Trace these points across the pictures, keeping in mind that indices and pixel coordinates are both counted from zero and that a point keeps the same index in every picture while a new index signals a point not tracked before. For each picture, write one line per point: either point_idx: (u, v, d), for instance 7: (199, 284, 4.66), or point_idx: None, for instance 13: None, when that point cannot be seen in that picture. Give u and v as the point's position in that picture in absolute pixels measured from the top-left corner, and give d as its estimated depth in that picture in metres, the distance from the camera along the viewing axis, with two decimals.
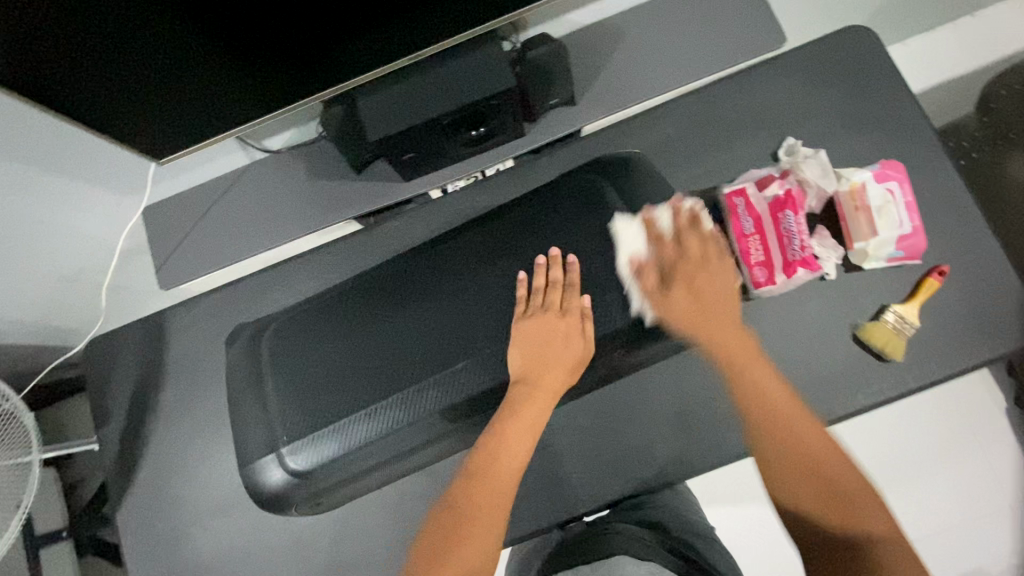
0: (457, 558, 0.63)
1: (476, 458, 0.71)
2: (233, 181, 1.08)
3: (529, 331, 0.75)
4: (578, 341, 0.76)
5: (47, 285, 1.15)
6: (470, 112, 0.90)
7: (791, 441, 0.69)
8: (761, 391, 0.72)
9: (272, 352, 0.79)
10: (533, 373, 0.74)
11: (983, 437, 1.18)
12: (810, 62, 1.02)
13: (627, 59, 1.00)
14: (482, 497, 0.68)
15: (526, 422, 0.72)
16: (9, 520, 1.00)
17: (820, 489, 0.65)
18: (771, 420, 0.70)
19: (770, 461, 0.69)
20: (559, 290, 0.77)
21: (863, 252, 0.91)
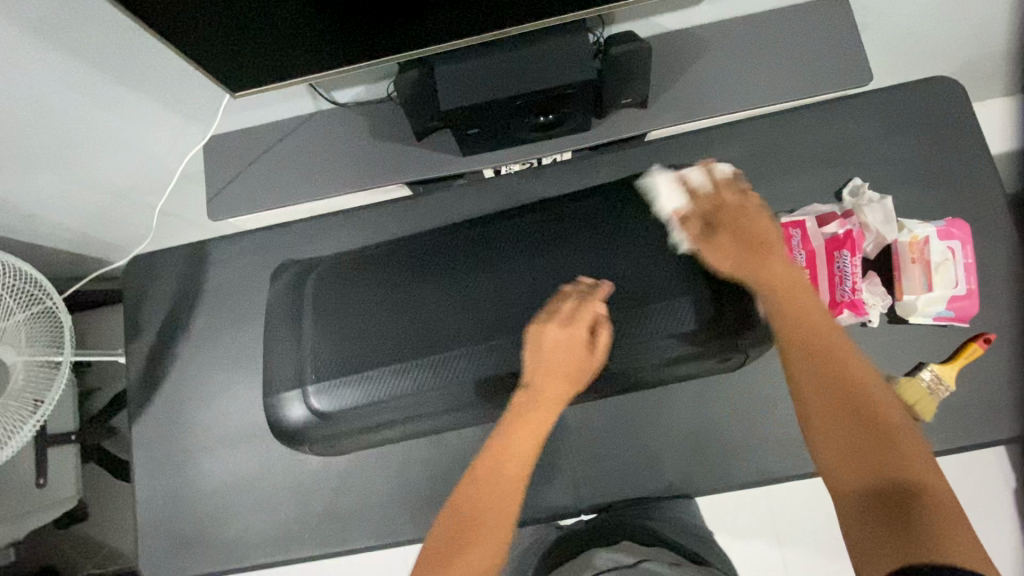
0: (464, 557, 0.58)
1: (481, 464, 0.66)
2: (296, 126, 1.09)
3: (545, 341, 0.72)
4: (585, 351, 0.73)
5: (100, 195, 1.18)
6: (543, 97, 0.89)
7: (845, 393, 0.57)
8: (817, 338, 0.61)
9: (316, 292, 0.78)
10: (539, 379, 0.71)
11: (985, 512, 1.17)
12: (892, 105, 1.00)
13: (706, 72, 1.00)
14: (488, 500, 0.63)
15: (528, 431, 0.69)
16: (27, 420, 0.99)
17: (875, 448, 0.53)
18: (816, 364, 0.60)
19: (819, 414, 0.57)
20: (580, 304, 0.73)
21: (911, 306, 0.89)
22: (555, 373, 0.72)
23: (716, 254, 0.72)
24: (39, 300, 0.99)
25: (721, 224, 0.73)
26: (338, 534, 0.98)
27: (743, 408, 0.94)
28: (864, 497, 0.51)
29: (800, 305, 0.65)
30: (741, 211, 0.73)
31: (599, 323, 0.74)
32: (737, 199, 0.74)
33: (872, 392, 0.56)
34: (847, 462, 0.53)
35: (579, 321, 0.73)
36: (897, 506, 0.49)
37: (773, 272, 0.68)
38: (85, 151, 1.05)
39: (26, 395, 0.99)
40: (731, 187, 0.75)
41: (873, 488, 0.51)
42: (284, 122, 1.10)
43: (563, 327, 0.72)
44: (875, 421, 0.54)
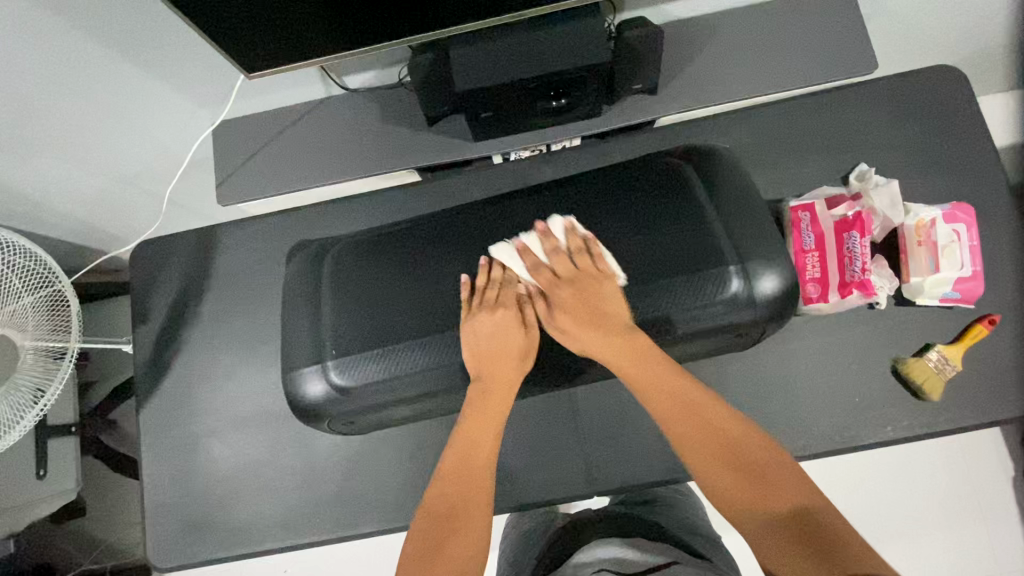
0: (451, 547, 0.64)
1: (446, 465, 0.72)
2: (307, 111, 1.09)
3: (474, 327, 0.73)
4: (519, 331, 0.76)
5: (105, 180, 1.17)
6: (556, 80, 0.90)
7: (723, 449, 0.66)
8: (691, 409, 0.69)
9: (334, 270, 0.77)
10: (481, 364, 0.73)
11: (981, 500, 1.15)
12: (897, 93, 1.02)
13: (715, 59, 1.01)
14: (460, 495, 0.68)
15: (486, 423, 0.73)
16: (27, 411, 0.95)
17: (761, 492, 0.63)
18: (689, 429, 0.68)
19: (704, 469, 0.66)
20: (499, 287, 0.76)
21: (918, 287, 0.91)
22: (497, 355, 0.73)
23: (568, 331, 0.75)
24: (49, 283, 0.98)
25: (564, 302, 0.75)
26: (348, 518, 0.98)
27: (753, 390, 0.95)
28: (769, 528, 0.60)
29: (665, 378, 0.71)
30: (586, 288, 0.74)
31: (524, 302, 0.78)
32: (582, 270, 0.75)
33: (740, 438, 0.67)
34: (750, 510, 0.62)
35: (506, 304, 0.76)
36: (800, 531, 0.59)
37: (617, 353, 0.72)
38: (93, 133, 1.04)
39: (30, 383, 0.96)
40: (566, 257, 0.76)
41: (777, 522, 0.60)
42: (294, 107, 1.10)
43: (489, 311, 0.74)
44: (748, 470, 0.64)
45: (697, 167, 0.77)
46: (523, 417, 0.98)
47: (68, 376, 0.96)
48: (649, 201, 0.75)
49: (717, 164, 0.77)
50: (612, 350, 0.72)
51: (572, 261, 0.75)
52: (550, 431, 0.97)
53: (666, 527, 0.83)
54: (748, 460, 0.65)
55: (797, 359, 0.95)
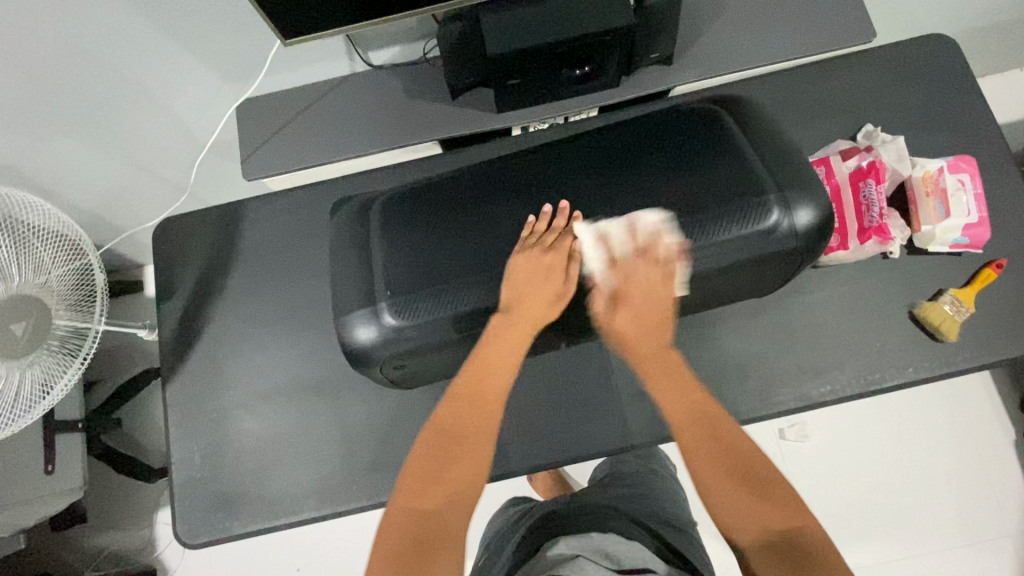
0: (452, 474, 0.62)
1: (461, 385, 0.70)
2: (331, 88, 1.11)
3: (522, 267, 0.73)
4: (560, 276, 0.76)
5: (124, 162, 1.17)
6: (582, 45, 0.94)
7: (728, 459, 0.63)
8: (702, 416, 0.67)
9: (382, 219, 0.79)
10: (519, 305, 0.73)
11: (985, 463, 1.18)
12: (897, 60, 1.09)
13: (727, 30, 1.06)
14: (471, 418, 0.67)
15: (508, 351, 0.71)
16: (38, 400, 0.86)
17: (762, 506, 0.59)
18: (701, 428, 0.66)
19: (702, 470, 0.63)
20: (556, 233, 0.75)
21: (929, 235, 0.95)
22: (533, 300, 0.73)
23: (619, 328, 0.75)
24: (79, 255, 0.92)
25: (632, 299, 0.75)
26: (382, 485, 0.97)
27: (777, 340, 0.98)
28: (759, 544, 0.57)
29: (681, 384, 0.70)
30: (653, 289, 0.75)
31: (572, 255, 0.76)
32: (656, 271, 0.75)
33: (738, 439, 0.65)
34: (740, 520, 0.59)
35: (556, 250, 0.75)
36: (782, 551, 0.56)
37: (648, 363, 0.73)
38: (117, 111, 1.04)
39: (44, 368, 0.87)
40: (649, 259, 0.74)
41: (762, 538, 0.57)
42: (318, 84, 1.12)
43: (539, 254, 0.74)
44: (752, 484, 0.61)
45: (728, 113, 0.81)
46: (555, 374, 1.00)
47: (89, 357, 0.89)
48: (689, 139, 0.78)
49: (745, 112, 0.82)
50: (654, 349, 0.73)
51: (653, 261, 0.74)
52: (583, 387, 0.99)
53: (648, 514, 0.77)
54: (762, 477, 0.61)
55: (817, 309, 0.99)
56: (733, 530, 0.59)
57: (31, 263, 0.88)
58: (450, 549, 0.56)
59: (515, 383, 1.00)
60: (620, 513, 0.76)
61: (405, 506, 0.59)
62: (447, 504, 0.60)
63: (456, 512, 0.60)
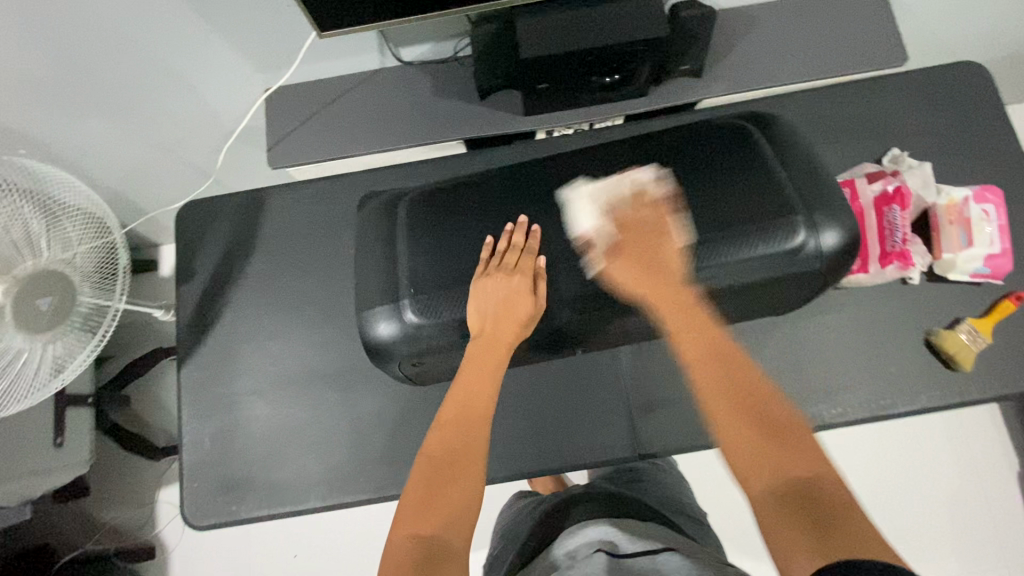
0: (445, 496, 0.58)
1: (445, 414, 0.66)
2: (360, 81, 1.11)
3: (485, 288, 0.72)
4: (528, 297, 0.73)
5: (151, 143, 1.18)
6: (614, 53, 0.94)
7: (750, 406, 0.58)
8: (724, 360, 0.63)
9: (409, 215, 0.80)
10: (493, 327, 0.72)
11: (989, 493, 1.18)
12: (928, 86, 1.08)
13: (761, 44, 1.05)
14: (457, 442, 0.63)
15: (484, 373, 0.69)
16: (52, 376, 0.86)
17: (778, 448, 0.54)
18: (719, 371, 0.62)
19: (715, 408, 0.59)
20: (516, 253, 0.74)
21: (950, 263, 0.95)
22: (502, 319, 0.72)
23: (625, 275, 0.73)
24: (105, 234, 0.91)
25: (632, 248, 0.73)
26: (388, 479, 0.98)
27: (790, 359, 0.98)
28: (771, 492, 0.51)
29: (704, 332, 0.67)
30: (653, 235, 0.73)
31: (539, 274, 0.75)
32: (650, 218, 0.74)
33: (753, 387, 0.60)
34: (753, 467, 0.54)
35: (520, 270, 0.73)
36: (802, 494, 0.50)
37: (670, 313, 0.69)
38: (149, 93, 1.05)
39: (61, 344, 0.87)
40: (643, 204, 0.75)
41: (774, 486, 0.52)
42: (348, 77, 1.12)
43: (502, 274, 0.73)
44: (778, 434, 0.55)
45: (760, 128, 0.81)
46: (567, 380, 1.01)
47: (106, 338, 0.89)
48: (720, 154, 0.78)
49: (779, 128, 0.81)
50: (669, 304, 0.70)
51: (643, 207, 0.75)
52: (593, 394, 1.00)
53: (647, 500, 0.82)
54: (783, 424, 0.56)
55: (833, 330, 0.99)
56: (744, 477, 0.54)
57: (58, 241, 0.88)
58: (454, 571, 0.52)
59: (528, 386, 1.01)
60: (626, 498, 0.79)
61: (401, 533, 0.55)
62: (444, 529, 0.55)
63: (453, 539, 0.55)
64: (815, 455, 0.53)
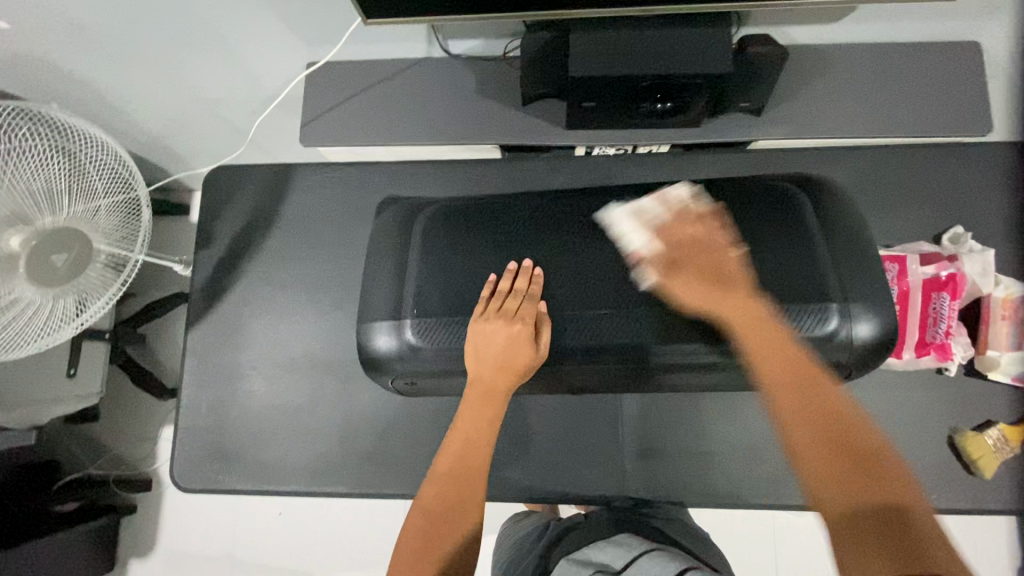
0: (440, 552, 0.62)
1: (440, 466, 0.69)
2: (402, 67, 1.07)
3: (483, 331, 0.70)
4: (528, 345, 0.70)
5: (188, 100, 1.17)
6: (671, 83, 0.87)
7: (826, 426, 0.56)
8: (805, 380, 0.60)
9: (424, 233, 0.78)
10: (490, 374, 0.71)
11: None
12: (1005, 165, 1.00)
13: (835, 90, 0.96)
14: (454, 496, 0.66)
15: (480, 423, 0.70)
16: (70, 319, 0.89)
17: (865, 481, 0.52)
18: (795, 381, 0.60)
19: (795, 417, 0.58)
20: (517, 297, 0.71)
21: (994, 362, 0.89)
22: (500, 367, 0.70)
23: (683, 291, 0.68)
24: (129, 189, 0.93)
25: (685, 260, 0.70)
26: (371, 477, 0.98)
27: None
28: (855, 513, 0.50)
29: (772, 344, 0.63)
30: (708, 246, 0.71)
31: (540, 320, 0.72)
32: (694, 232, 0.72)
33: (833, 401, 0.58)
34: (835, 494, 0.52)
35: (521, 316, 0.71)
36: (892, 533, 0.48)
37: (735, 312, 0.66)
38: (190, 53, 1.02)
39: (78, 290, 0.90)
40: (688, 221, 0.73)
41: (862, 507, 0.50)
42: (390, 61, 1.07)
43: (502, 319, 0.70)
44: (854, 454, 0.54)
45: (809, 195, 0.75)
46: (561, 410, 0.98)
47: (126, 285, 0.95)
48: (758, 220, 0.73)
49: (831, 198, 0.75)
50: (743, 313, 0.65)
51: (689, 220, 0.73)
52: (587, 429, 0.97)
53: (651, 527, 0.78)
54: (860, 447, 0.54)
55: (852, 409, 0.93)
56: (820, 492, 0.53)
57: (83, 192, 0.88)
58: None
59: (523, 410, 0.99)
60: (626, 528, 0.76)
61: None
62: None
63: None
64: (900, 483, 0.52)
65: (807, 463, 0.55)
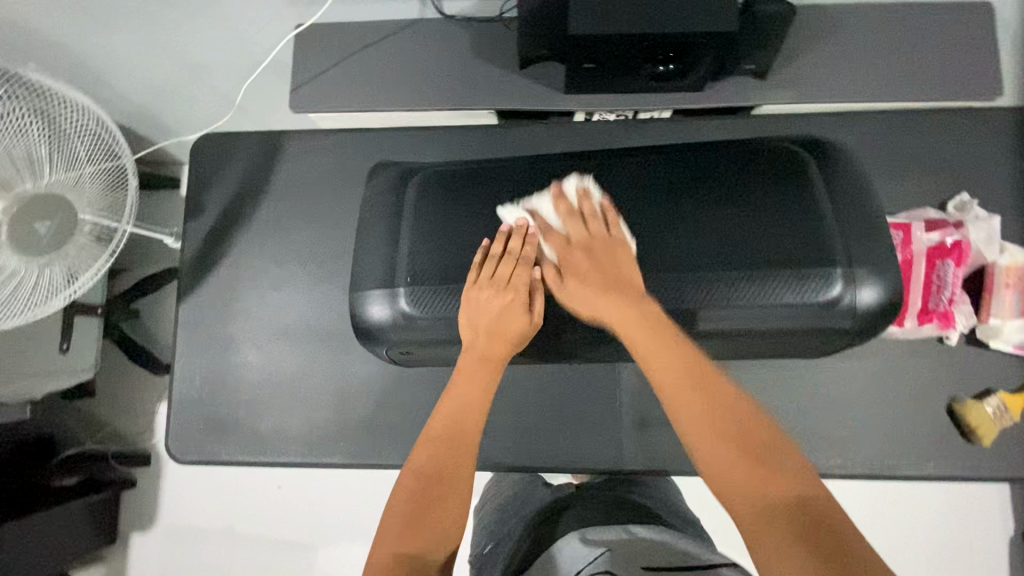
0: (431, 524, 0.60)
1: (432, 430, 0.66)
2: (394, 30, 1.02)
3: (475, 299, 0.69)
4: (522, 314, 0.69)
5: (172, 66, 1.12)
6: (672, 42, 0.84)
7: (732, 433, 0.56)
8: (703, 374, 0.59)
9: (419, 197, 0.76)
10: (483, 342, 0.69)
11: (983, 565, 1.11)
12: (1011, 130, 0.98)
13: (842, 53, 0.92)
14: (445, 465, 0.63)
15: (473, 387, 0.68)
16: (60, 290, 0.87)
17: (765, 486, 0.53)
18: (695, 392, 0.58)
19: (698, 431, 0.57)
20: (511, 261, 0.69)
21: (996, 329, 0.88)
22: (494, 335, 0.69)
23: (577, 296, 0.67)
24: (114, 155, 0.90)
25: (576, 263, 0.68)
26: (368, 448, 0.98)
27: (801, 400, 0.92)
28: (767, 524, 0.51)
29: (664, 348, 0.61)
30: (600, 249, 0.68)
31: (534, 287, 0.70)
32: (590, 236, 0.69)
33: (726, 402, 0.57)
34: (741, 498, 0.53)
35: (514, 285, 0.69)
36: (807, 532, 0.50)
37: (633, 318, 0.63)
38: (171, 18, 0.98)
39: (65, 262, 0.88)
40: (580, 219, 0.70)
41: (778, 511, 0.52)
42: (380, 24, 1.03)
43: (494, 287, 0.68)
44: (755, 455, 0.55)
45: (816, 158, 0.72)
46: (558, 381, 0.98)
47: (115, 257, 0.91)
48: (763, 183, 0.71)
49: (839, 160, 0.72)
50: (629, 321, 0.63)
51: (579, 225, 0.70)
52: (585, 399, 0.97)
53: (642, 503, 0.80)
54: (762, 449, 0.55)
55: (853, 378, 0.92)
56: (736, 508, 0.53)
57: (65, 159, 0.85)
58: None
59: (519, 380, 0.98)
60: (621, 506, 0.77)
61: (387, 554, 0.58)
62: (431, 554, 0.58)
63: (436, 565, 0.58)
64: (798, 479, 0.53)
65: (710, 464, 0.55)
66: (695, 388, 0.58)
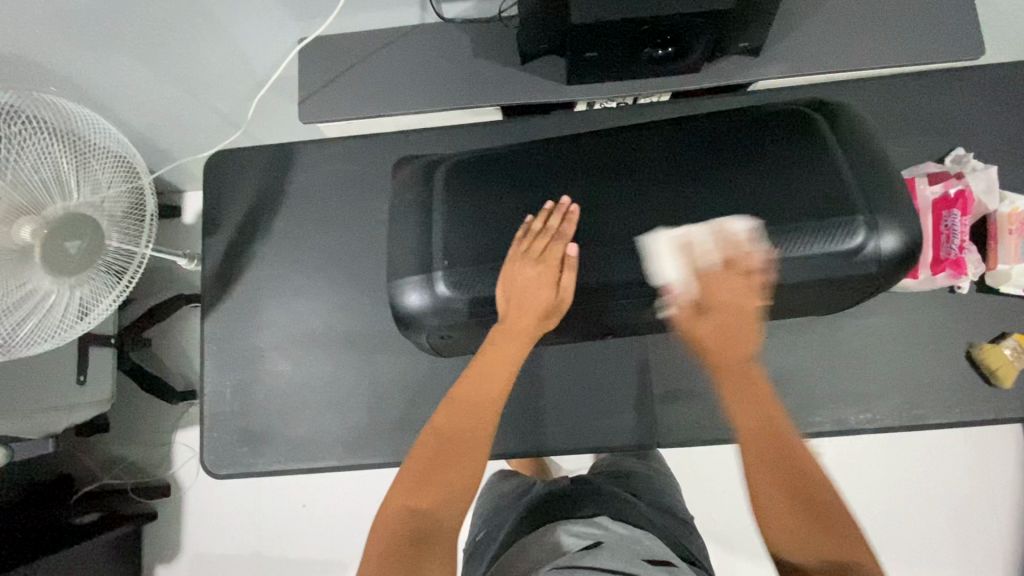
0: (442, 478, 0.64)
1: (459, 392, 0.71)
2: (397, 37, 1.05)
3: (513, 272, 0.72)
4: (549, 290, 0.72)
5: (177, 91, 1.14)
6: (672, 24, 0.87)
7: (794, 489, 0.63)
8: (767, 433, 0.66)
9: (446, 185, 0.78)
10: (513, 315, 0.72)
11: (1001, 508, 1.16)
12: (998, 86, 1.02)
13: (831, 26, 0.97)
14: (463, 427, 0.68)
15: (500, 360, 0.71)
16: (75, 312, 0.88)
17: (827, 539, 0.60)
18: (772, 452, 0.65)
19: (760, 484, 0.64)
20: (546, 237, 0.72)
21: (1005, 274, 0.92)
22: (521, 308, 0.72)
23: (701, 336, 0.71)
24: (134, 178, 0.90)
25: (717, 313, 0.71)
26: (404, 444, 0.98)
27: (823, 359, 0.95)
28: (815, 563, 0.59)
29: (759, 410, 0.68)
30: (736, 299, 0.70)
31: (564, 263, 0.72)
32: (735, 280, 0.70)
33: (796, 463, 0.65)
34: (800, 546, 0.60)
35: (547, 259, 0.72)
36: None
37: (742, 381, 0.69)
38: (177, 42, 0.99)
39: (86, 285, 0.88)
40: (731, 261, 0.70)
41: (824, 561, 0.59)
42: (383, 32, 1.05)
43: (528, 263, 0.72)
44: (817, 511, 0.61)
45: (824, 117, 0.76)
46: (586, 361, 0.99)
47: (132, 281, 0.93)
48: (777, 143, 0.74)
49: (846, 118, 0.76)
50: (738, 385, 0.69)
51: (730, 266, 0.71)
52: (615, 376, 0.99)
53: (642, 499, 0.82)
54: (824, 508, 0.62)
55: (872, 332, 0.95)
56: (782, 548, 0.61)
57: (88, 182, 0.85)
58: (436, 550, 0.60)
59: (547, 364, 0.99)
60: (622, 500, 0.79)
61: (398, 504, 0.63)
62: (434, 508, 0.62)
63: (441, 520, 0.62)
64: (853, 543, 0.60)
65: (774, 513, 0.62)
66: (768, 444, 0.66)
